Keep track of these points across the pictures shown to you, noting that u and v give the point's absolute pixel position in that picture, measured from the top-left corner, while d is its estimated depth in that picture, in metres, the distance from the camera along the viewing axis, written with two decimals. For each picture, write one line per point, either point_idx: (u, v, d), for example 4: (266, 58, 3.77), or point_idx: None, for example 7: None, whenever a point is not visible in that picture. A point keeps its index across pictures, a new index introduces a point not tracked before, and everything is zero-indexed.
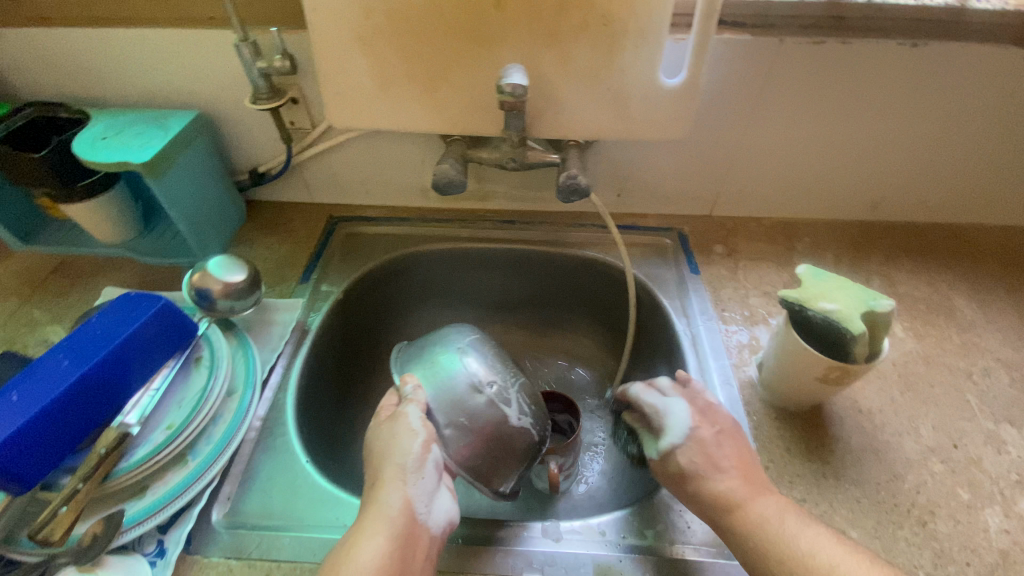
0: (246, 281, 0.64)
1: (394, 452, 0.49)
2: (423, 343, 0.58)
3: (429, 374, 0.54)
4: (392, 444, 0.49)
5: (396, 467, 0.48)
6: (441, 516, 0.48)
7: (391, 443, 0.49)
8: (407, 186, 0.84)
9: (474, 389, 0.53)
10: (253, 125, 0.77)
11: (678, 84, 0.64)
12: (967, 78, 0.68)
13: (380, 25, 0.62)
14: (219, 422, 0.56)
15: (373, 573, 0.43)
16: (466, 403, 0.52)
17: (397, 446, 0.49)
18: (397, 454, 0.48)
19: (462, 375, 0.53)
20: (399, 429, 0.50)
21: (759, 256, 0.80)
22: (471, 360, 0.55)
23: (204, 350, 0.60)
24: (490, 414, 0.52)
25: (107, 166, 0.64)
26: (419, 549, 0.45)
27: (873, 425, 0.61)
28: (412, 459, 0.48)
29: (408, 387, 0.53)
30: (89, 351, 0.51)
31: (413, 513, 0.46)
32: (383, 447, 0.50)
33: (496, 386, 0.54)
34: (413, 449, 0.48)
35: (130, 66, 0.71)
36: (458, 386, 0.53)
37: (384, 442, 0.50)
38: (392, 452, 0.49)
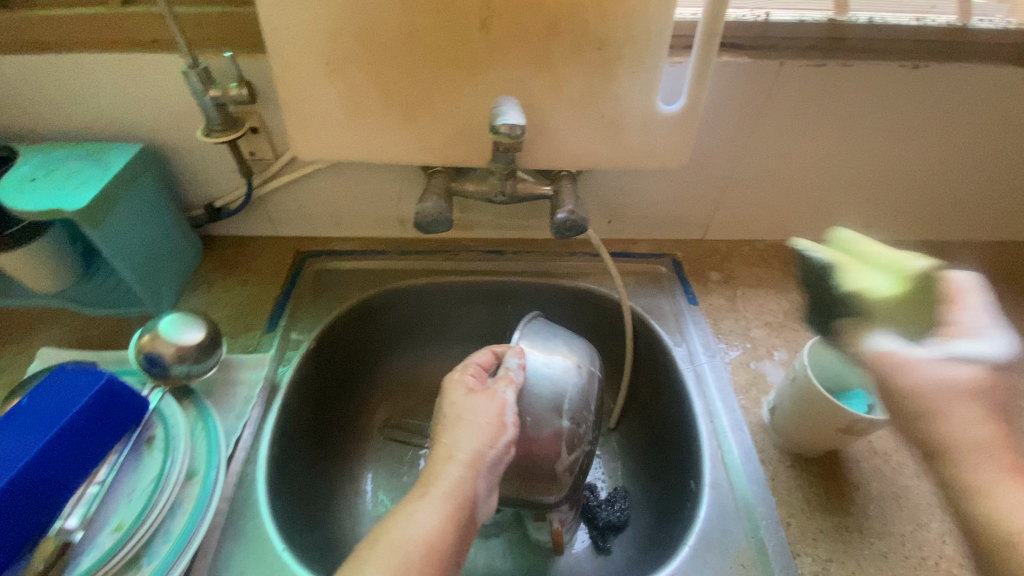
0: (205, 342, 0.57)
1: (479, 438, 0.47)
2: (553, 337, 0.58)
3: (537, 367, 0.54)
4: (483, 430, 0.47)
5: (473, 453, 0.46)
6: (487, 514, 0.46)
7: (470, 427, 0.47)
8: (382, 217, 0.78)
9: (559, 404, 0.53)
10: (207, 156, 0.69)
11: (678, 111, 0.60)
12: (966, 99, 0.66)
13: (350, 50, 0.55)
14: (179, 513, 0.49)
15: (420, 547, 0.40)
16: (547, 416, 0.52)
17: (491, 438, 0.47)
18: (478, 441, 0.47)
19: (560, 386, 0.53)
20: (489, 411, 0.49)
21: (757, 282, 0.77)
22: (573, 375, 0.55)
23: (158, 427, 0.53)
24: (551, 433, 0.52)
25: (37, 213, 0.55)
26: (464, 546, 0.43)
27: (891, 468, 0.58)
28: (492, 455, 0.46)
29: (512, 362, 0.53)
30: (18, 445, 0.44)
31: (474, 502, 0.45)
32: (459, 421, 0.48)
33: (580, 416, 0.54)
34: (496, 442, 0.47)
35: (60, 94, 0.63)
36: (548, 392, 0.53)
37: (467, 415, 0.48)
38: (476, 440, 0.47)
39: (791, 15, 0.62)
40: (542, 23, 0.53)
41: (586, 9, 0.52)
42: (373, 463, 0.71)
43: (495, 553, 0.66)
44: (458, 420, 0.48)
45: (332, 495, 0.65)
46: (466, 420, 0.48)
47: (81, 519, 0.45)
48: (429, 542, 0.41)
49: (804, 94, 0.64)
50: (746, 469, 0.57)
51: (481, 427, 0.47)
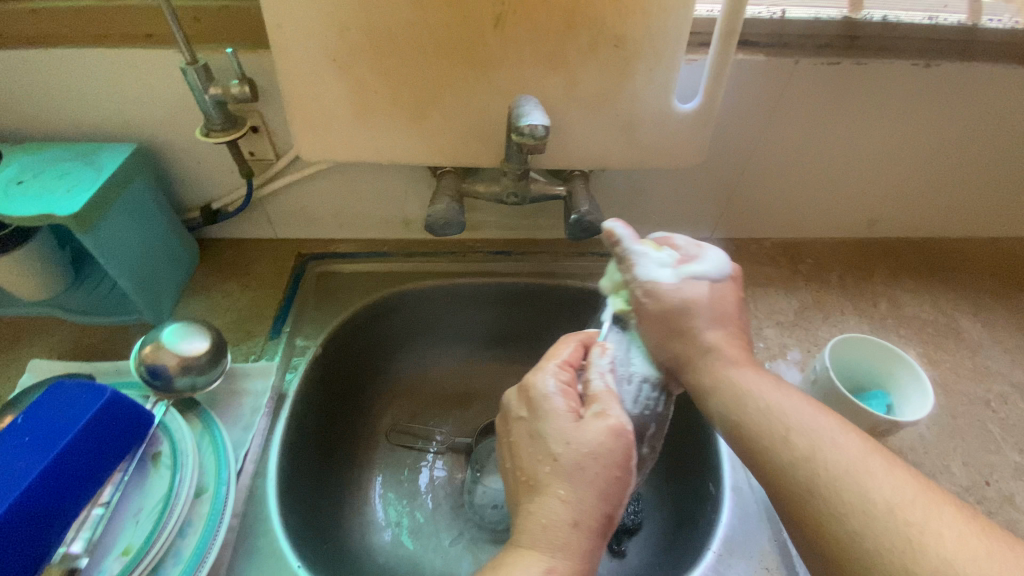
0: (209, 352, 0.55)
1: (603, 499, 0.41)
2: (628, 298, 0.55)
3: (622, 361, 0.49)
4: (603, 481, 0.41)
5: (591, 510, 0.40)
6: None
7: (593, 478, 0.41)
8: (386, 218, 0.75)
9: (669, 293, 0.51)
10: (203, 156, 0.66)
11: (694, 109, 0.59)
12: (974, 98, 0.66)
13: (358, 46, 0.53)
14: (188, 534, 0.47)
15: None
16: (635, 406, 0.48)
17: (617, 496, 0.41)
18: (602, 499, 0.41)
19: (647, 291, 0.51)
20: (602, 448, 0.42)
21: (766, 281, 0.76)
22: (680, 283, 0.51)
23: (163, 443, 0.51)
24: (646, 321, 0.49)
25: (27, 220, 0.53)
26: None
27: (908, 467, 0.58)
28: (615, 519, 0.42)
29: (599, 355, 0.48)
30: (15, 471, 0.41)
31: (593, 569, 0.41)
32: (575, 465, 0.41)
33: (653, 402, 0.48)
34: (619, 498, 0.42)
35: (47, 92, 0.59)
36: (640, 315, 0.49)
37: (584, 458, 0.42)
38: (603, 501, 0.41)
39: (807, 12, 0.61)
40: (558, 19, 0.52)
41: (604, 5, 0.51)
42: (381, 470, 0.69)
43: None
44: (570, 465, 0.41)
45: (340, 505, 0.63)
46: (580, 464, 0.41)
47: (85, 544, 0.43)
48: None
49: (817, 92, 0.64)
50: None
51: (604, 476, 0.41)
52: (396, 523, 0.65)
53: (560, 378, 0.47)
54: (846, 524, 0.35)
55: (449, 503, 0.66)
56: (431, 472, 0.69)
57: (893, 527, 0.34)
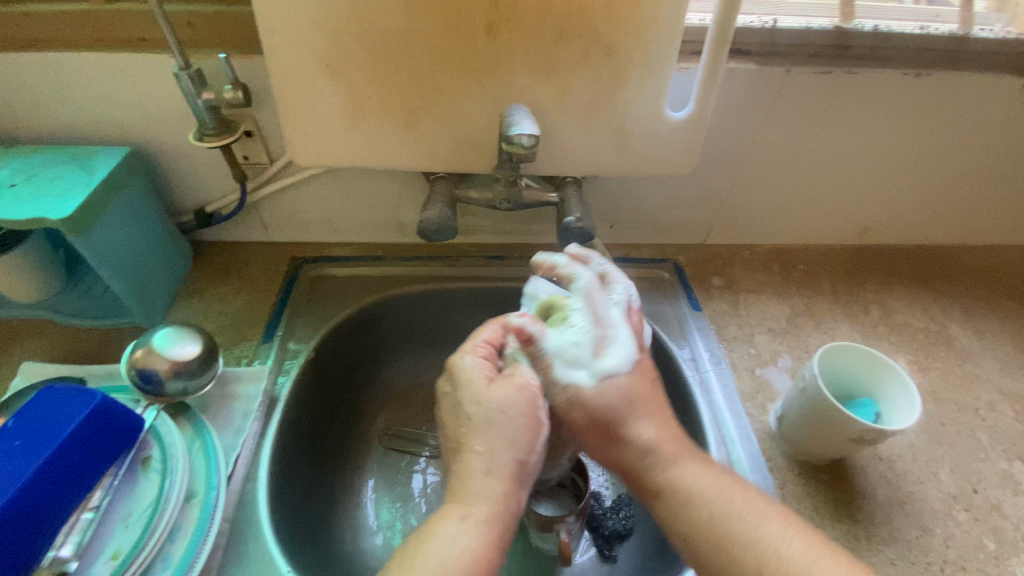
0: (201, 356, 0.55)
1: (514, 445, 0.45)
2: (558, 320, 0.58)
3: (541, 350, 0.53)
4: (513, 430, 0.45)
5: (503, 458, 0.44)
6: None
7: (503, 427, 0.45)
8: (380, 222, 0.76)
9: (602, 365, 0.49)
10: (197, 160, 0.66)
11: (685, 117, 0.59)
12: (965, 107, 0.67)
13: (352, 52, 0.53)
14: (178, 538, 0.47)
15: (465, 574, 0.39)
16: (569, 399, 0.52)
17: (525, 440, 0.45)
18: (515, 446, 0.45)
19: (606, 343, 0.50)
20: (517, 403, 0.46)
21: (758, 288, 0.76)
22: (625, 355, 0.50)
23: (153, 448, 0.51)
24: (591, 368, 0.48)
25: (19, 223, 0.53)
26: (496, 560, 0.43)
27: (896, 474, 0.58)
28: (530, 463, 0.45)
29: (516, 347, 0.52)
30: (5, 475, 0.42)
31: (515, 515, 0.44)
32: (489, 419, 0.45)
33: None
34: (533, 447, 0.46)
35: (41, 95, 0.60)
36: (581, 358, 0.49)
37: (495, 413, 0.45)
38: (513, 446, 0.45)
39: (799, 22, 0.61)
40: (551, 27, 0.52)
41: (595, 14, 0.51)
42: (373, 474, 0.69)
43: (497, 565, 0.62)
44: (486, 420, 0.45)
45: (332, 509, 0.63)
46: (493, 418, 0.45)
47: (75, 548, 0.44)
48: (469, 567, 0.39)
49: (809, 101, 0.64)
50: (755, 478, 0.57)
51: (513, 425, 0.45)
52: (387, 527, 0.65)
53: (478, 355, 0.50)
54: (726, 559, 0.40)
55: (441, 508, 0.66)
56: (422, 477, 0.69)
57: (777, 566, 0.39)
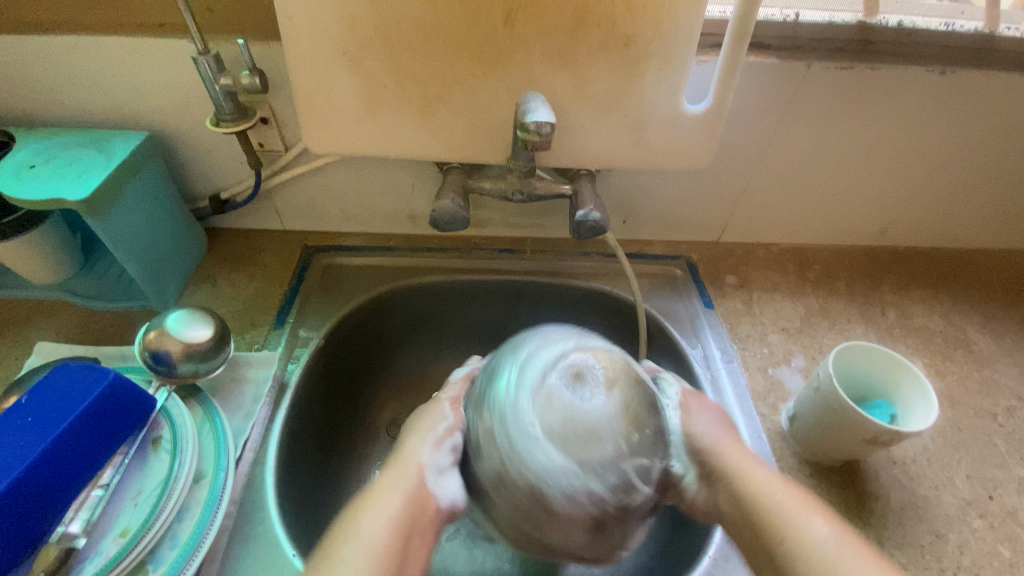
0: (213, 339, 0.56)
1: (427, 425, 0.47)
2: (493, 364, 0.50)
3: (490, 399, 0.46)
4: (423, 418, 0.48)
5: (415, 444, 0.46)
6: (452, 495, 0.44)
7: (422, 425, 0.47)
8: (392, 212, 0.76)
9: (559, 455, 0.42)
10: (214, 146, 0.67)
11: (703, 111, 0.59)
12: (989, 107, 0.65)
13: (369, 39, 0.53)
14: (186, 518, 0.47)
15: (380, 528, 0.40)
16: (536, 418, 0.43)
17: (427, 419, 0.48)
18: (423, 429, 0.47)
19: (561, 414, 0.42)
20: (426, 411, 0.49)
21: (773, 286, 0.75)
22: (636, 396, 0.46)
23: (164, 428, 0.51)
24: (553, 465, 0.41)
25: (39, 204, 0.53)
26: (413, 540, 0.41)
27: (910, 478, 0.57)
28: (432, 436, 0.46)
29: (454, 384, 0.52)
30: (18, 449, 0.42)
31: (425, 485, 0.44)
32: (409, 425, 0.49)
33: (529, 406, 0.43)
34: (436, 427, 0.47)
35: (62, 78, 0.60)
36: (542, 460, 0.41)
37: (413, 418, 0.49)
38: (425, 424, 0.47)
39: (821, 16, 0.61)
40: (568, 16, 0.52)
41: (614, 3, 0.51)
42: (380, 463, 0.69)
43: (503, 557, 0.62)
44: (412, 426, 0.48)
45: (338, 497, 0.63)
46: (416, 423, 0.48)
47: (83, 524, 0.44)
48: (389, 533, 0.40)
49: (830, 97, 0.63)
50: None
51: (424, 412, 0.49)
52: None
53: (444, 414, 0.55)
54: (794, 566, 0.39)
55: None
56: None
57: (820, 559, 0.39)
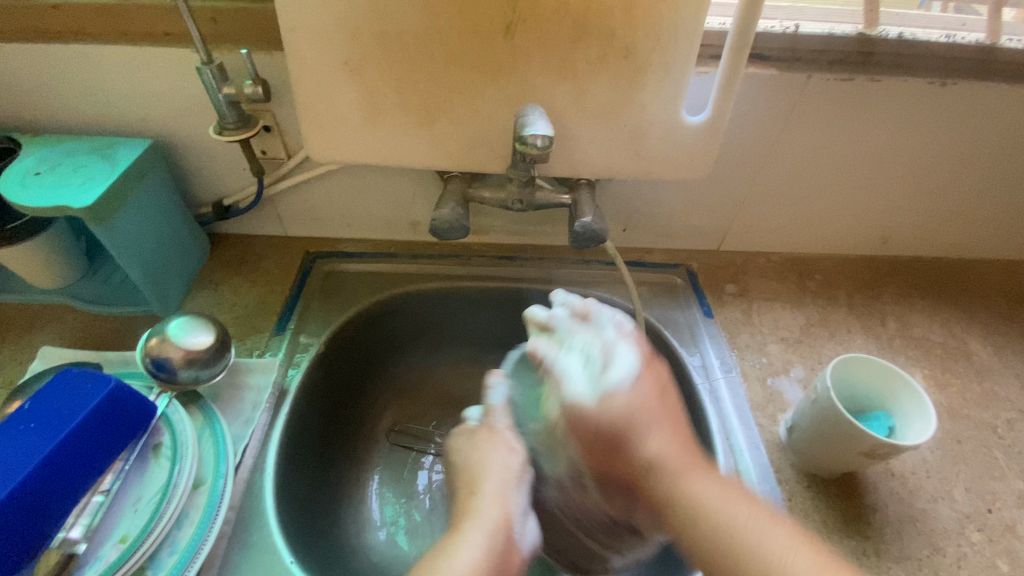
0: (213, 346, 0.56)
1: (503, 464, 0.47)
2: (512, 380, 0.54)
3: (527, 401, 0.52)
4: (490, 459, 0.47)
5: (496, 480, 0.45)
6: (533, 541, 0.45)
7: (491, 461, 0.47)
8: (394, 219, 0.76)
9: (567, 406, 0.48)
10: (217, 153, 0.67)
11: (702, 122, 0.59)
12: (990, 119, 0.65)
13: (370, 50, 0.54)
14: (185, 524, 0.48)
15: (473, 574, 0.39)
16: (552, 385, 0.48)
17: (500, 457, 0.47)
18: (494, 471, 0.46)
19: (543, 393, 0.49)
20: (490, 449, 0.48)
21: (772, 295, 0.75)
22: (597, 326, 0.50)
23: (165, 434, 0.52)
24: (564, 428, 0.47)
25: (42, 211, 0.54)
26: (512, 568, 0.41)
27: (908, 491, 0.57)
28: (511, 475, 0.46)
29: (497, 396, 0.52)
30: (20, 455, 0.43)
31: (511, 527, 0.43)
32: (472, 465, 0.48)
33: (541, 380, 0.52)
34: (511, 466, 0.47)
35: (68, 86, 0.61)
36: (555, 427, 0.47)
37: (474, 459, 0.48)
38: (497, 462, 0.47)
39: (821, 28, 0.61)
40: (568, 29, 0.52)
41: (614, 16, 0.51)
42: (379, 469, 0.70)
43: None
44: (479, 459, 0.48)
45: (338, 503, 0.64)
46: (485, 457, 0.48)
47: (84, 530, 0.44)
48: None
49: (830, 108, 0.63)
50: (762, 488, 0.56)
51: (483, 457, 0.48)
52: (393, 524, 0.65)
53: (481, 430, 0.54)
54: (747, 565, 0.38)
55: (444, 505, 0.67)
56: (426, 473, 0.70)
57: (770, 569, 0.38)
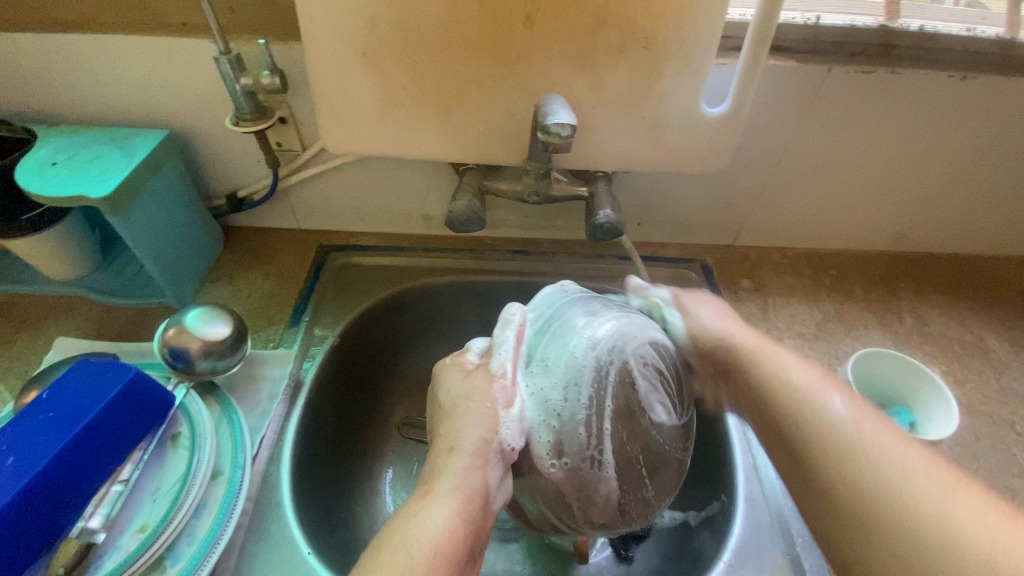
0: (230, 337, 0.56)
1: (485, 424, 0.44)
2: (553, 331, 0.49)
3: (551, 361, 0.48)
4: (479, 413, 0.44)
5: (478, 443, 0.43)
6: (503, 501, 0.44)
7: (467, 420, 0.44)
8: (407, 213, 0.76)
9: (557, 427, 0.43)
10: (232, 145, 0.67)
11: (722, 114, 0.58)
12: (1011, 112, 0.65)
13: (389, 40, 0.53)
14: (204, 514, 0.47)
15: (436, 551, 0.37)
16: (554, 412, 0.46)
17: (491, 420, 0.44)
18: (472, 427, 0.44)
19: (642, 416, 0.45)
20: (474, 400, 0.45)
21: (788, 291, 0.75)
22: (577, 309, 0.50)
23: (182, 425, 0.51)
24: (610, 475, 0.43)
25: (61, 201, 0.54)
26: (478, 536, 0.40)
27: None
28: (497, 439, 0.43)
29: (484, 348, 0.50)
30: (40, 444, 0.43)
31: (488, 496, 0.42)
32: (454, 413, 0.45)
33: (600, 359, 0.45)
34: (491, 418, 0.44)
35: (85, 77, 0.61)
36: (620, 480, 0.44)
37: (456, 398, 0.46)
38: (481, 425, 0.44)
39: (842, 20, 0.60)
40: (589, 18, 0.51)
41: (636, 5, 0.51)
42: (392, 463, 0.69)
43: (514, 559, 0.62)
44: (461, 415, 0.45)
45: (351, 496, 0.63)
46: (466, 411, 0.45)
47: (103, 520, 0.44)
48: (442, 550, 0.37)
49: (849, 101, 0.63)
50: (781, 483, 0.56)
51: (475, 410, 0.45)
52: None
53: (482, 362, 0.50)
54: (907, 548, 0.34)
55: None
56: None
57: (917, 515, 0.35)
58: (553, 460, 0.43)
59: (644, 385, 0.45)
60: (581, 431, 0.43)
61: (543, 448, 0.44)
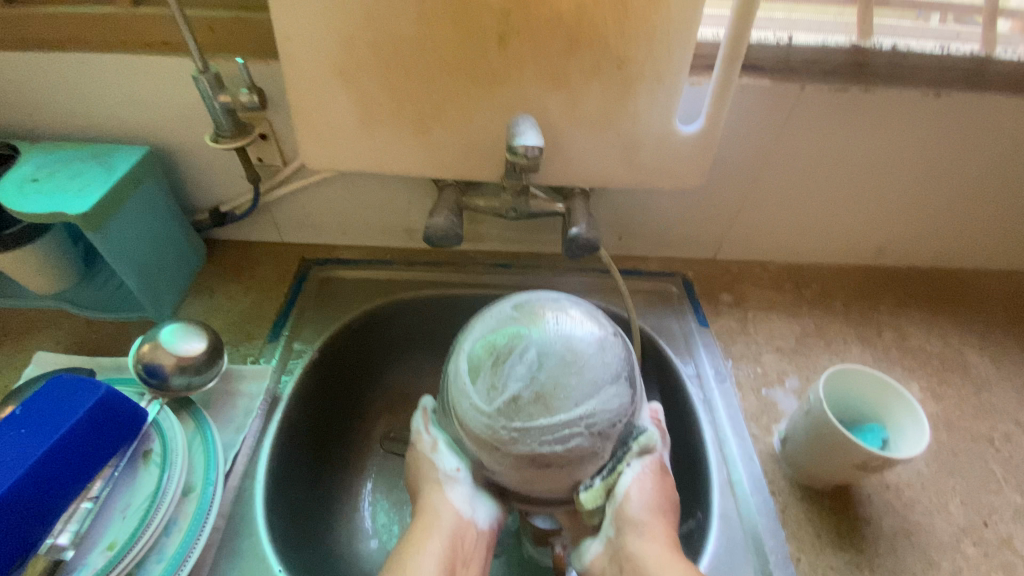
0: (206, 353, 0.56)
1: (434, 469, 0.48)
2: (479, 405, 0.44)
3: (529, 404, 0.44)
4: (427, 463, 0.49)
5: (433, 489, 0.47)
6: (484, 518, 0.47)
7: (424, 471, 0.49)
8: (390, 227, 0.76)
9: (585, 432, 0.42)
10: (214, 160, 0.68)
11: (696, 131, 0.59)
12: (985, 129, 0.65)
13: (364, 59, 0.54)
14: (174, 532, 0.48)
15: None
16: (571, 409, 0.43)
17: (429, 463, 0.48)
18: (431, 471, 0.48)
19: (533, 377, 0.42)
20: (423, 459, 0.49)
21: (768, 305, 0.75)
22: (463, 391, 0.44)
23: (155, 441, 0.52)
24: (591, 412, 0.42)
25: (39, 217, 0.54)
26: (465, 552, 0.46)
27: (903, 504, 0.57)
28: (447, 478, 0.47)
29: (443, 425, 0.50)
30: (8, 462, 0.43)
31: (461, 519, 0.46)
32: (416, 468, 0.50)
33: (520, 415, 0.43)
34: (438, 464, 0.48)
35: (67, 95, 0.62)
36: (590, 347, 0.44)
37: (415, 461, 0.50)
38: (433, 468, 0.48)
39: (815, 38, 0.61)
40: (561, 38, 0.52)
41: (607, 27, 0.51)
42: (371, 478, 0.69)
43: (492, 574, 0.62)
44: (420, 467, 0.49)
45: (328, 511, 0.63)
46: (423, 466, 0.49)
47: (72, 537, 0.44)
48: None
49: (825, 118, 0.63)
50: (755, 500, 0.56)
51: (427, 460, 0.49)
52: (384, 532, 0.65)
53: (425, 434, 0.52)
54: None
55: None
56: None
57: None
58: (586, 415, 0.42)
59: (503, 376, 0.42)
60: (545, 446, 0.41)
61: (560, 474, 0.43)
